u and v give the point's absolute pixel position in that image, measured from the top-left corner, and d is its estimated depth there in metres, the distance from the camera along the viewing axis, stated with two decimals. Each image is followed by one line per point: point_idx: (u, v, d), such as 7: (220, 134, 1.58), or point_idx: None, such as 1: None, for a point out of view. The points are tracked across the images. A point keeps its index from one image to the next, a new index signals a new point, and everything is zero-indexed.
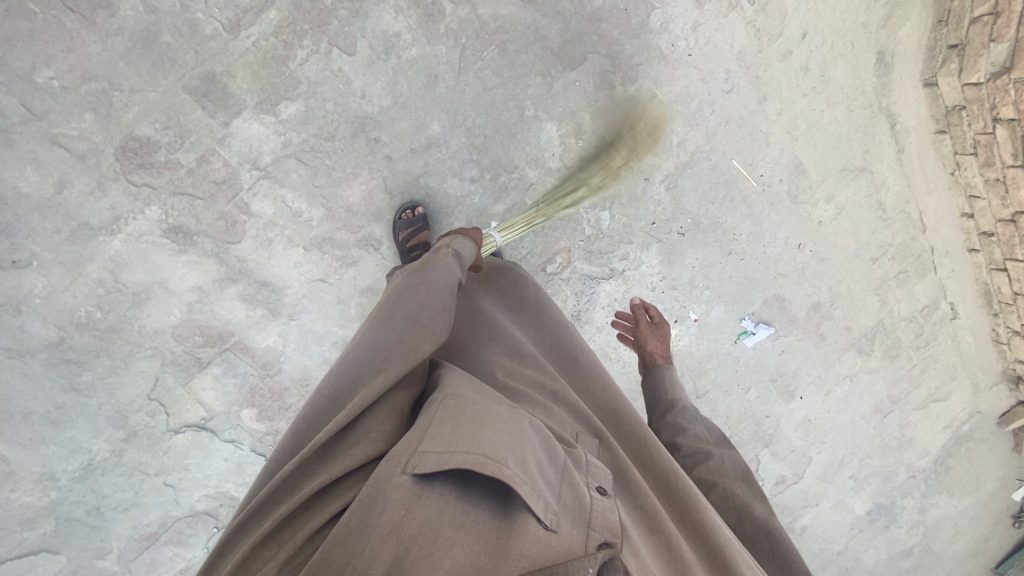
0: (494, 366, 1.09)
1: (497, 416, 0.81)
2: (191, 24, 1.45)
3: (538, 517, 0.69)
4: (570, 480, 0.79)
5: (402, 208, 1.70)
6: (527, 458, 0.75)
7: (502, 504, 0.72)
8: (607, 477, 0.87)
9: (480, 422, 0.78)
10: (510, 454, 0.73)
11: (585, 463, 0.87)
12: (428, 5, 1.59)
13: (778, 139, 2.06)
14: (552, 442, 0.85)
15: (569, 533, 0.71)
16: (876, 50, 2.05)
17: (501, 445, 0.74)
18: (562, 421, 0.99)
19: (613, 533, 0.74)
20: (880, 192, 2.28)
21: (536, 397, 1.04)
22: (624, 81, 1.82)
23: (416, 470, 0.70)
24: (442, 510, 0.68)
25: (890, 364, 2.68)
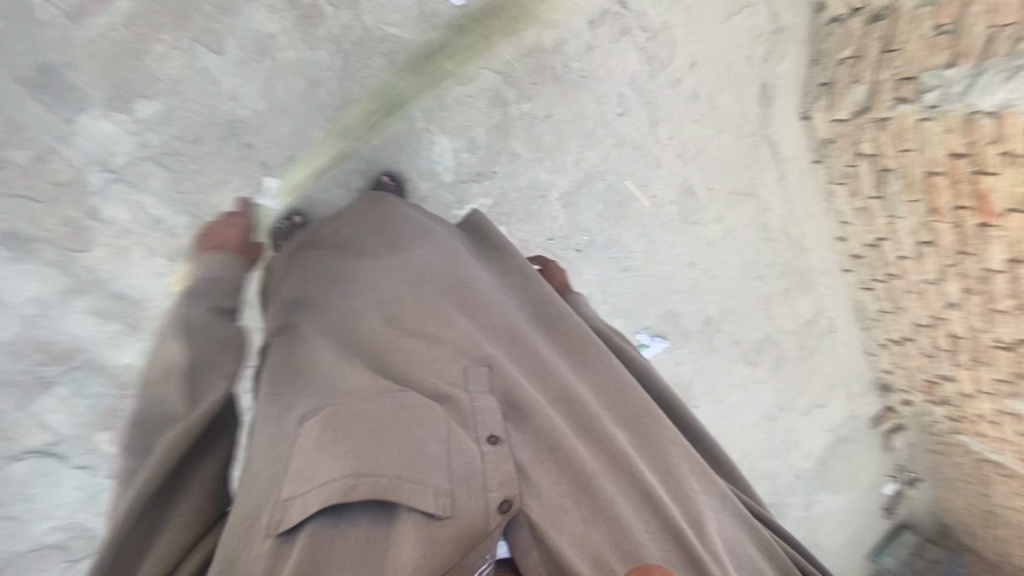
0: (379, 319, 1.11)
1: (361, 422, 0.90)
2: (23, 8, 1.29)
3: (422, 514, 0.82)
4: (457, 449, 0.90)
5: (281, 215, 1.58)
6: (396, 452, 0.86)
7: (386, 505, 0.86)
8: (496, 421, 0.97)
9: (340, 438, 0.87)
10: (375, 468, 0.84)
11: (474, 417, 0.97)
12: (306, 8, 1.51)
13: (669, 162, 2.16)
14: (427, 410, 0.94)
15: (467, 507, 0.85)
16: (760, 82, 2.18)
17: (365, 462, 0.84)
18: (450, 364, 1.04)
19: (509, 486, 0.89)
20: (764, 214, 2.43)
21: (427, 339, 1.08)
22: (518, 99, 1.84)
23: (280, 529, 0.80)
24: (326, 538, 0.80)
25: (776, 374, 2.88)
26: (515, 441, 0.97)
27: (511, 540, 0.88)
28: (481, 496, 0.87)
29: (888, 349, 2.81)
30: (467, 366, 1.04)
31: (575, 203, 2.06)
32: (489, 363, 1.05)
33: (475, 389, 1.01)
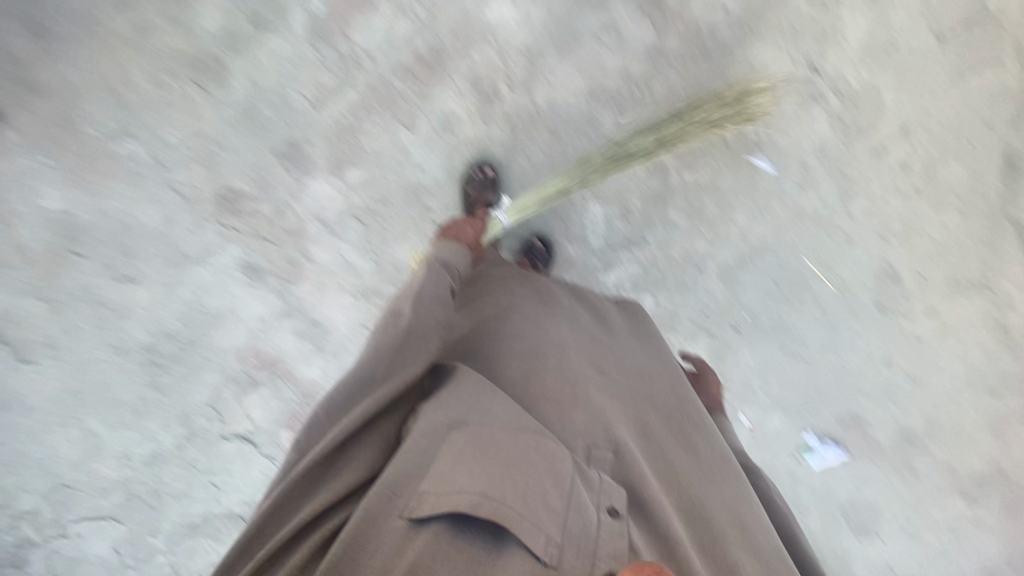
0: (522, 371, 1.18)
1: (504, 448, 0.93)
2: (284, 100, 1.69)
3: (537, 554, 0.81)
4: (576, 507, 0.90)
5: (475, 164, 1.73)
6: (519, 483, 0.88)
7: (500, 535, 0.86)
8: (617, 499, 0.96)
9: (482, 456, 0.91)
10: (497, 488, 0.86)
11: (596, 485, 0.98)
12: (487, 90, 1.69)
13: (864, 240, 1.85)
14: (557, 458, 0.96)
15: (571, 563, 0.83)
16: (1004, 153, 1.75)
17: (495, 481, 0.87)
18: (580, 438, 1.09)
19: (618, 560, 0.86)
20: (1004, 313, 1.90)
21: (562, 409, 1.13)
22: (681, 169, 1.77)
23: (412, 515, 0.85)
24: (443, 541, 0.83)
25: (1018, 526, 2.13)
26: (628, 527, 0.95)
27: None
28: (589, 560, 0.85)
29: None
30: (594, 447, 1.09)
31: (736, 278, 1.89)
32: (614, 448, 1.09)
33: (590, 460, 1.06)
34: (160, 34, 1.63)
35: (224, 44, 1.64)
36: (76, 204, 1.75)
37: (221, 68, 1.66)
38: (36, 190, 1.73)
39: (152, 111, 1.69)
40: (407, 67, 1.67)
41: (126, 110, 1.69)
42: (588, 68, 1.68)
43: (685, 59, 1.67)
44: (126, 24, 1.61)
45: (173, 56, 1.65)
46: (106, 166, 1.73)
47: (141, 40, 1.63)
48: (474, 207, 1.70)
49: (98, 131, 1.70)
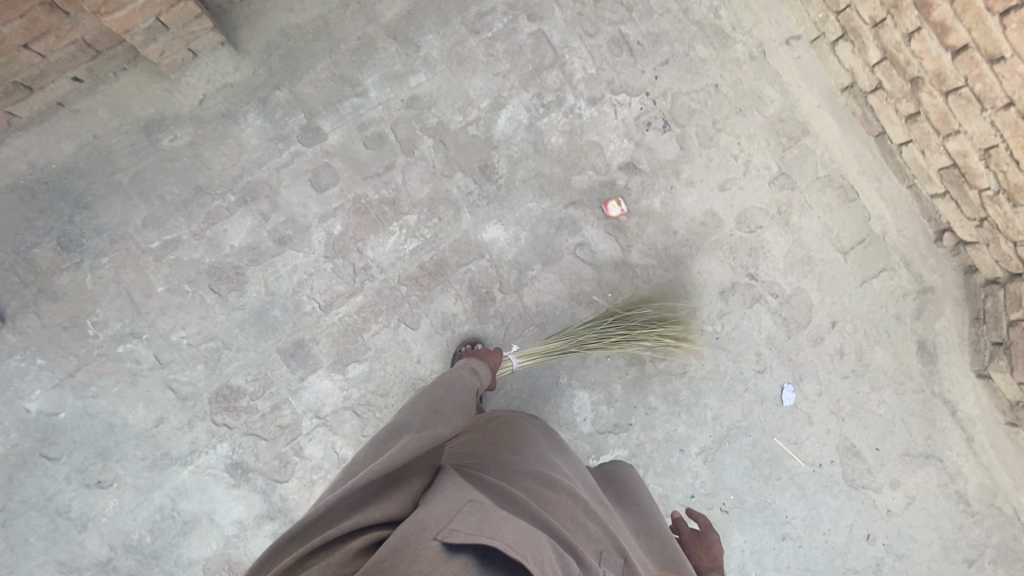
0: (529, 471, 1.13)
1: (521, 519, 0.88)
2: (296, 304, 1.84)
3: None
4: None
5: (465, 341, 1.86)
6: (548, 551, 0.82)
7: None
8: None
9: (505, 516, 0.86)
10: (530, 548, 0.79)
11: None
12: (483, 294, 1.92)
13: (821, 418, 2.05)
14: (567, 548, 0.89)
15: None
16: (916, 339, 2.09)
17: (522, 535, 0.81)
18: (587, 536, 1.00)
19: None
20: (956, 481, 2.08)
21: (568, 504, 1.06)
22: (656, 358, 1.98)
23: (445, 540, 0.77)
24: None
25: None
26: None
27: None
28: None
29: None
30: (602, 551, 0.99)
31: (716, 458, 2.00)
32: (624, 557, 1.00)
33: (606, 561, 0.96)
34: (187, 249, 1.81)
35: (246, 257, 1.83)
36: (63, 406, 1.74)
37: (239, 277, 1.82)
38: (26, 393, 1.74)
39: (164, 314, 1.79)
40: (412, 275, 1.89)
41: (137, 315, 1.78)
42: (570, 276, 1.96)
43: (648, 269, 2.00)
44: (155, 241, 1.79)
45: (195, 267, 1.81)
46: (104, 367, 1.76)
47: (167, 254, 1.80)
48: None
49: (104, 334, 1.77)
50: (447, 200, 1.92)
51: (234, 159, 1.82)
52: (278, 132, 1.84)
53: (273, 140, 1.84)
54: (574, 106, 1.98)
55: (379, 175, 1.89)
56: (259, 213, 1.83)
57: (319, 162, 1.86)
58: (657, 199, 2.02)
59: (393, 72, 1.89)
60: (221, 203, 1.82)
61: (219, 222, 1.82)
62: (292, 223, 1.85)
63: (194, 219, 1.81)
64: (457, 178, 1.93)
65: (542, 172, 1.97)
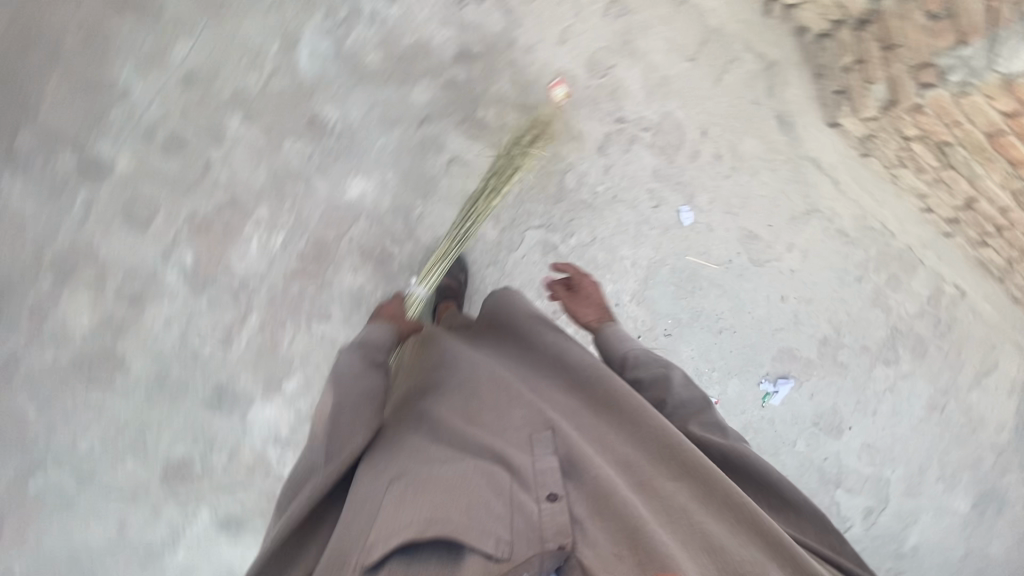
0: (454, 397, 1.20)
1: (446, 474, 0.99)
2: (192, 353, 1.67)
3: (485, 553, 0.88)
4: (520, 505, 0.96)
5: None
6: (474, 495, 0.95)
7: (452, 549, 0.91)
8: (555, 478, 1.01)
9: (424, 488, 0.96)
10: (452, 511, 0.91)
11: (535, 472, 1.02)
12: (379, 254, 1.81)
13: (720, 221, 2.23)
14: (495, 471, 1.01)
15: (522, 553, 0.89)
16: (774, 115, 2.23)
17: (437, 512, 0.91)
18: (515, 430, 1.11)
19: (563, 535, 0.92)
20: (835, 221, 2.40)
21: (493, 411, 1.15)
22: (565, 237, 2.02)
23: (366, 563, 0.87)
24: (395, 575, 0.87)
25: (923, 362, 2.68)
26: (574, 497, 1.00)
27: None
28: (537, 547, 0.91)
29: None
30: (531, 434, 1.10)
31: (646, 297, 2.19)
32: (551, 425, 1.10)
33: (538, 450, 1.06)
34: (33, 357, 1.55)
35: (107, 335, 1.59)
36: (14, 565, 1.60)
37: (113, 357, 1.61)
38: None
39: (54, 431, 1.58)
40: (297, 269, 1.73)
41: (28, 448, 1.57)
42: (456, 197, 1.88)
43: (524, 156, 1.93)
44: None
45: (56, 371, 1.57)
46: (28, 510, 1.59)
47: (14, 373, 1.54)
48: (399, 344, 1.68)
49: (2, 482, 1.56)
50: (290, 176, 1.70)
51: (18, 239, 1.50)
52: (53, 185, 1.51)
53: (54, 196, 1.51)
54: (375, 11, 1.70)
55: (200, 181, 1.62)
56: (91, 283, 1.57)
57: (124, 196, 1.57)
58: (504, 80, 1.88)
59: (145, 54, 1.52)
60: (40, 292, 1.53)
61: (51, 314, 1.55)
62: (136, 275, 1.60)
63: (18, 324, 1.53)
64: (289, 147, 1.69)
65: (376, 101, 1.75)
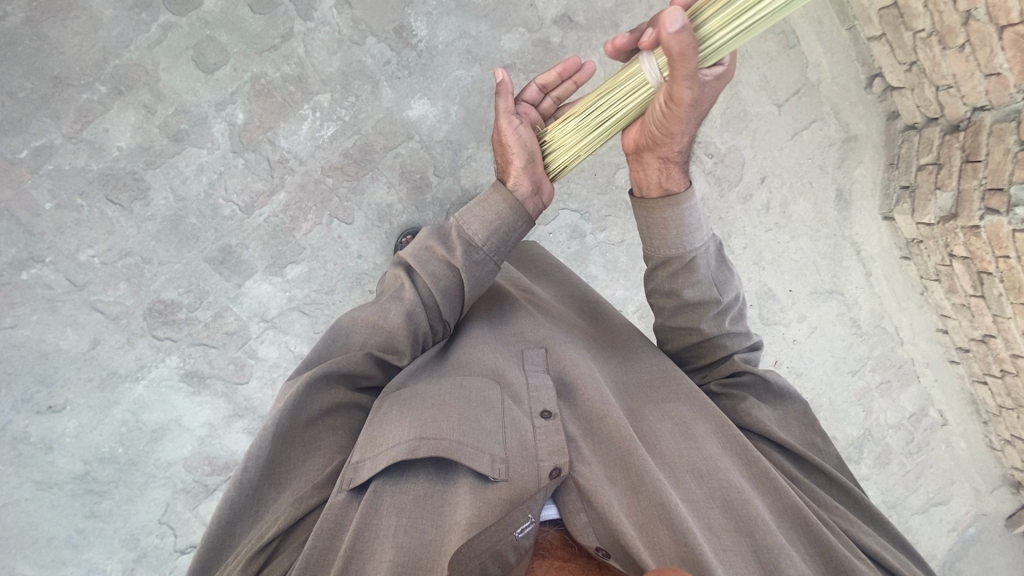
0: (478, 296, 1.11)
1: (446, 386, 0.89)
2: (212, 208, 1.69)
3: (483, 475, 0.81)
4: (512, 425, 0.88)
5: (405, 232, 1.80)
6: (470, 414, 0.86)
7: (440, 468, 0.84)
8: (549, 395, 0.93)
9: (412, 404, 0.86)
10: (438, 426, 0.83)
11: (535, 391, 0.93)
12: (417, 180, 1.82)
13: (745, 269, 2.24)
14: (508, 385, 0.93)
15: (520, 474, 0.83)
16: (834, 187, 2.22)
17: (427, 429, 0.82)
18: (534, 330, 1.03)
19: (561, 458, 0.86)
20: (852, 310, 2.40)
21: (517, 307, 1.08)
22: (595, 230, 2.03)
23: (352, 486, 0.81)
24: (379, 507, 0.79)
25: (883, 471, 2.70)
26: (568, 418, 0.92)
27: (560, 503, 0.84)
28: (534, 465, 0.85)
29: (1015, 445, 2.56)
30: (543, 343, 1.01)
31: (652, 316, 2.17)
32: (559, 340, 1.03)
33: (531, 366, 0.97)
34: (65, 156, 1.57)
35: (140, 160, 1.61)
36: None
37: (138, 183, 1.63)
38: None
39: (62, 233, 1.61)
40: (337, 164, 1.74)
41: (31, 238, 1.59)
42: None
43: None
44: (24, 150, 1.54)
45: (82, 177, 1.59)
46: (11, 297, 1.62)
47: (43, 163, 1.56)
48: None
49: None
50: (362, 74, 1.70)
51: (90, 38, 1.52)
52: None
53: (134, 9, 1.53)
54: None
55: (276, 47, 1.63)
56: (142, 106, 1.58)
57: (200, 35, 1.57)
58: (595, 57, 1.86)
59: None
60: (92, 96, 1.55)
61: (95, 120, 1.56)
62: (185, 114, 1.61)
63: (63, 119, 1.54)
64: (370, 46, 1.69)
65: (467, 33, 1.76)
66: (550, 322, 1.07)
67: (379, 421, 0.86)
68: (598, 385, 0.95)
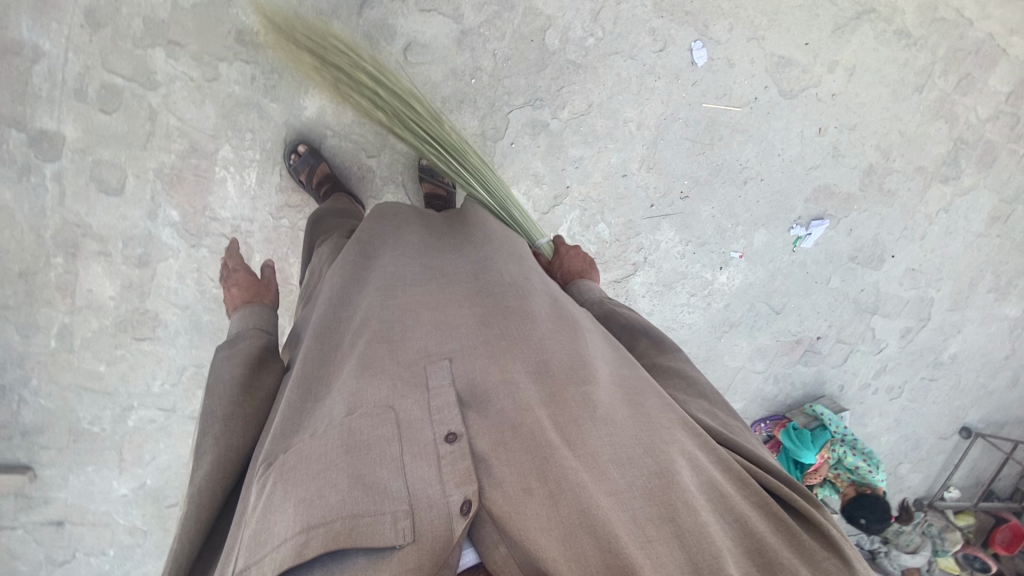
0: (362, 319, 1.06)
1: (332, 447, 0.84)
2: (214, 299, 1.76)
3: (388, 545, 0.73)
4: (413, 463, 0.82)
5: (287, 151, 1.60)
6: (359, 470, 0.81)
7: (337, 556, 0.73)
8: (454, 416, 0.87)
9: (294, 485, 0.80)
10: (320, 505, 0.76)
11: (435, 412, 0.88)
12: (356, 172, 1.70)
13: (743, 51, 1.87)
14: (404, 415, 0.88)
15: (428, 523, 0.76)
16: None
17: (313, 511, 0.75)
18: (428, 346, 0.99)
19: (469, 485, 0.80)
20: (894, 20, 1.95)
21: (409, 323, 1.03)
22: (556, 111, 1.79)
23: None
24: None
25: (992, 171, 2.35)
26: (477, 431, 0.86)
27: (476, 542, 0.78)
28: (443, 503, 0.78)
29: None
30: (439, 361, 0.96)
31: (659, 159, 1.95)
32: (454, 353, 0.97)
33: (431, 386, 0.92)
34: (81, 326, 1.71)
35: (133, 296, 1.70)
36: (143, 476, 1.98)
37: (146, 314, 1.74)
38: (109, 488, 1.97)
39: (129, 380, 1.82)
40: (281, 204, 1.69)
41: (112, 396, 1.83)
42: (423, 89, 1.66)
43: (492, 22, 1.64)
44: (51, 340, 1.70)
45: (106, 334, 1.74)
46: (136, 440, 1.92)
47: (72, 341, 1.72)
48: (318, 187, 1.57)
49: (106, 423, 1.86)
50: (240, 105, 1.55)
51: (15, 226, 1.55)
52: (17, 168, 1.50)
53: (23, 178, 1.51)
54: None
55: (152, 133, 1.53)
56: (98, 254, 1.63)
57: (87, 164, 1.53)
58: None
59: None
60: (58, 270, 1.62)
61: (77, 287, 1.65)
62: (133, 239, 1.63)
63: (56, 301, 1.66)
64: (226, 72, 1.51)
65: None
66: (447, 327, 1.02)
67: (263, 514, 0.77)
68: (508, 389, 0.91)
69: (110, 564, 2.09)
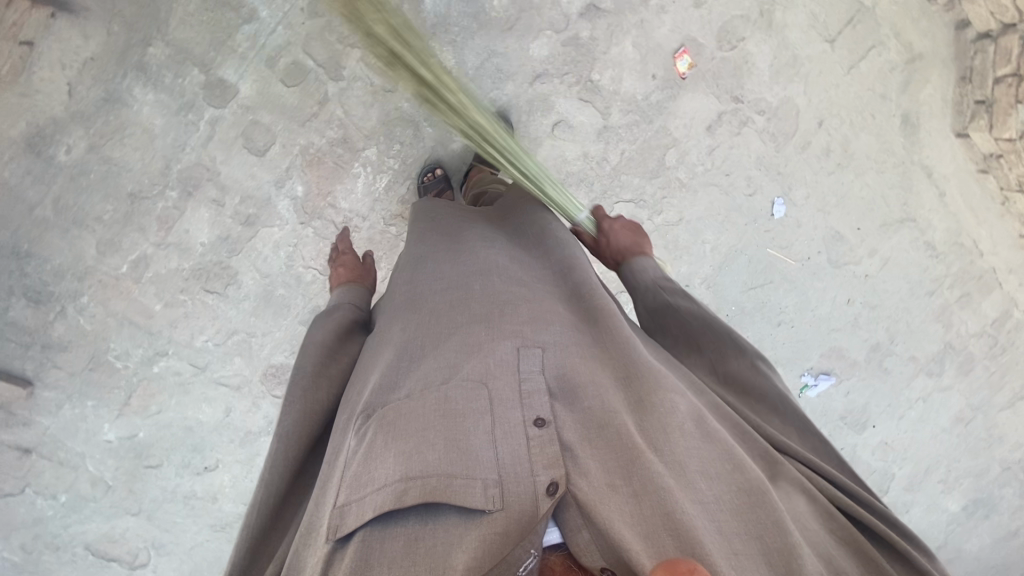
0: (459, 294, 1.11)
1: (429, 408, 0.89)
2: (296, 277, 1.80)
3: (476, 506, 0.78)
4: (504, 437, 0.86)
5: (423, 171, 1.73)
6: (453, 433, 0.85)
7: (429, 509, 0.79)
8: (544, 402, 0.91)
9: (395, 435, 0.86)
10: (417, 460, 0.81)
11: (527, 396, 0.92)
12: None
13: (810, 218, 2.18)
14: (497, 391, 0.92)
15: (515, 499, 0.80)
16: (900, 114, 2.10)
17: (410, 463, 0.81)
18: (524, 330, 1.02)
19: (555, 468, 0.83)
20: (926, 234, 2.32)
21: (505, 308, 1.07)
22: (652, 215, 2.02)
23: (336, 536, 0.78)
24: (368, 555, 0.76)
25: (966, 378, 2.71)
26: (565, 422, 0.90)
27: (560, 521, 0.81)
28: (529, 480, 0.82)
29: None
30: (535, 348, 0.99)
31: (718, 282, 2.19)
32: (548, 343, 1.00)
33: (524, 370, 0.96)
34: (160, 261, 1.70)
35: (223, 250, 1.72)
36: (137, 427, 1.87)
37: (226, 270, 1.75)
38: (97, 429, 1.85)
39: (176, 327, 1.78)
40: (396, 213, 1.79)
41: (152, 337, 1.78)
42: (556, 159, 1.86)
43: (630, 127, 1.89)
44: (124, 264, 1.68)
45: (179, 276, 1.73)
46: (151, 388, 1.84)
47: (143, 271, 1.70)
48: None
49: (132, 361, 1.79)
50: (402, 120, 1.70)
51: (150, 150, 1.58)
52: (181, 102, 1.56)
53: (180, 111, 1.57)
54: None
55: (316, 115, 1.64)
56: (211, 201, 1.66)
57: (245, 121, 1.61)
58: (627, 42, 1.81)
59: None
60: (167, 204, 1.64)
61: (176, 224, 1.67)
62: (251, 199, 1.69)
63: (148, 230, 1.66)
64: (403, 90, 1.67)
65: (495, 51, 1.72)
66: (543, 321, 1.05)
67: (364, 457, 0.84)
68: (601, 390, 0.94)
69: (54, 511, 1.91)
